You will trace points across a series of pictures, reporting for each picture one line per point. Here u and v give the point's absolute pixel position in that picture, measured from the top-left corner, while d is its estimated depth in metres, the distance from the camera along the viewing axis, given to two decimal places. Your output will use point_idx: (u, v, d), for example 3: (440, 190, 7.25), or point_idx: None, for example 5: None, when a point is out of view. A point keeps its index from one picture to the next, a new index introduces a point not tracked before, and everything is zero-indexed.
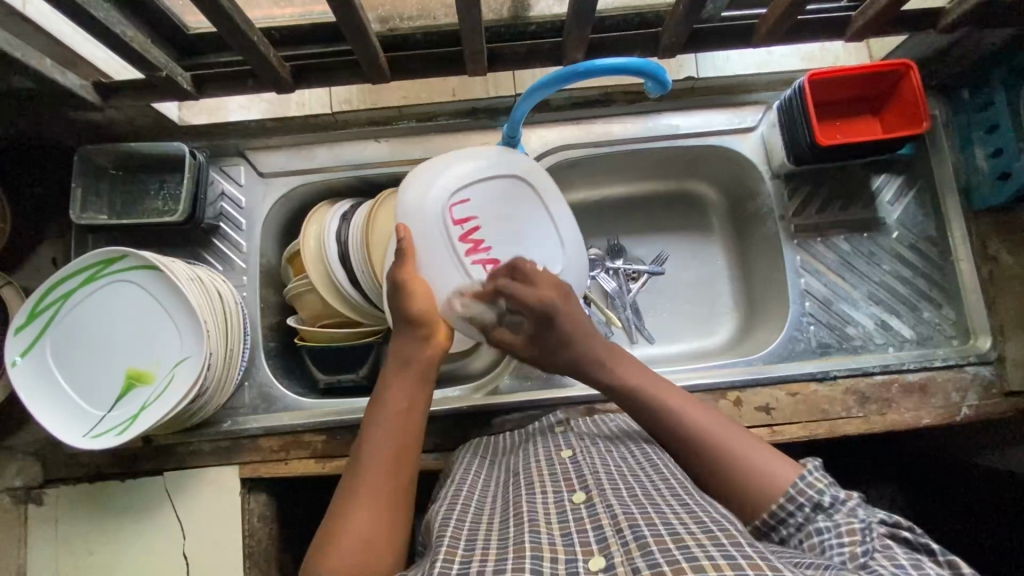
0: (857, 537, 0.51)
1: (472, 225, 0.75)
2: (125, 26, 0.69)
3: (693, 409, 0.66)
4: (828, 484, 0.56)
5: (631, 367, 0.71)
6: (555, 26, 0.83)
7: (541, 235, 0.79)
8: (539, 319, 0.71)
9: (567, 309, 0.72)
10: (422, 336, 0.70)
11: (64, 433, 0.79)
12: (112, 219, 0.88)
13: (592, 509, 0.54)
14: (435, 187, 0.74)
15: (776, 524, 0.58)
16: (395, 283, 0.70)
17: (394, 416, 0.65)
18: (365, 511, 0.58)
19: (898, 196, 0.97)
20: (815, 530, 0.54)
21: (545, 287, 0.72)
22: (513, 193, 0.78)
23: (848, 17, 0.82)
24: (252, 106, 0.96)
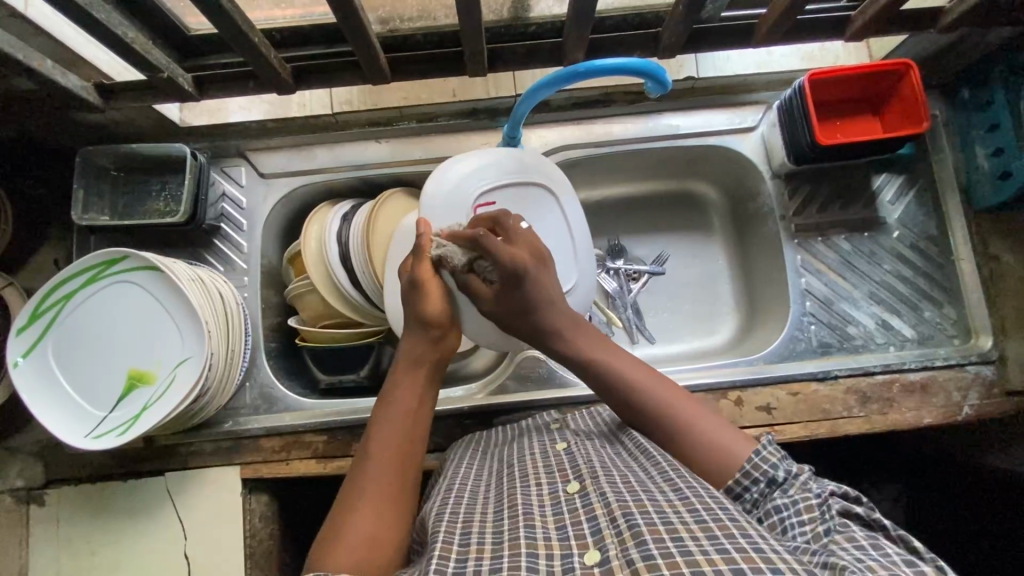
0: (814, 513, 0.51)
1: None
2: (125, 27, 0.69)
3: (656, 383, 0.64)
4: (781, 458, 0.57)
5: (595, 339, 0.68)
6: (555, 26, 0.83)
7: (560, 243, 0.80)
8: (510, 280, 0.66)
9: (539, 273, 0.68)
10: (433, 336, 0.68)
11: (66, 434, 0.79)
12: (114, 220, 0.88)
13: (586, 498, 0.54)
14: (465, 187, 0.75)
15: (736, 499, 0.57)
16: (412, 282, 0.70)
17: (401, 416, 0.63)
18: (369, 512, 0.56)
19: (900, 195, 0.97)
20: (772, 508, 0.54)
21: (519, 249, 0.68)
22: (536, 199, 0.79)
23: (848, 16, 0.82)
24: (252, 107, 0.96)
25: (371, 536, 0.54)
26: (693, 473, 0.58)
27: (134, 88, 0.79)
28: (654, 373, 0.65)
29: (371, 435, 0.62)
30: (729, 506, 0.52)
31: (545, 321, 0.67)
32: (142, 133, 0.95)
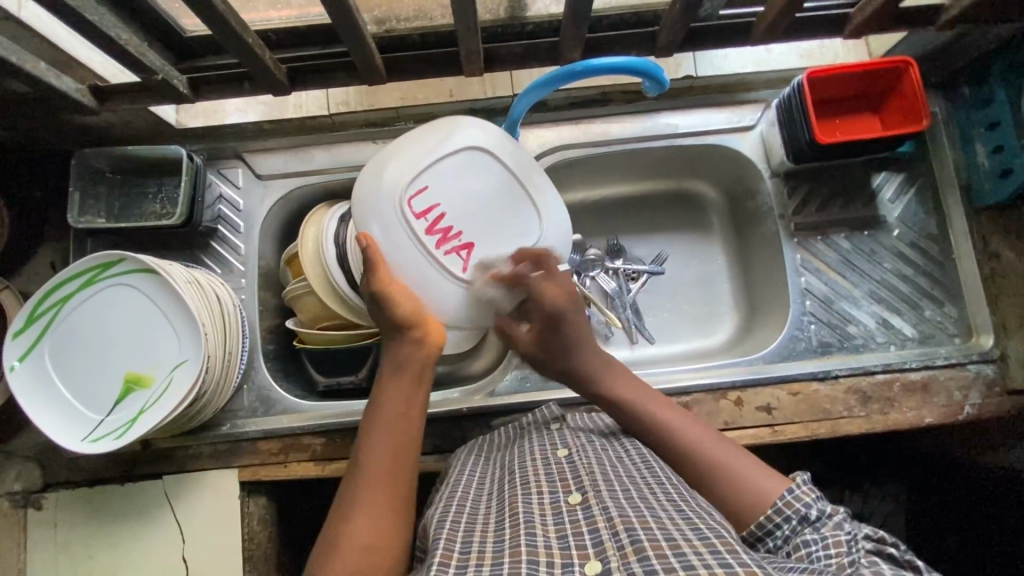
0: (843, 548, 0.51)
1: (437, 214, 0.73)
2: (120, 28, 0.69)
3: (684, 423, 0.68)
4: (816, 498, 0.57)
5: (622, 378, 0.74)
6: (552, 25, 0.83)
7: (509, 207, 0.77)
8: (549, 323, 0.76)
9: (575, 315, 0.76)
10: (414, 340, 0.69)
11: (64, 438, 0.78)
12: (111, 222, 0.88)
13: (588, 511, 0.53)
14: (392, 181, 0.72)
15: (763, 535, 0.58)
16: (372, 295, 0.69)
17: (393, 420, 0.65)
18: (371, 518, 0.58)
19: (899, 194, 0.96)
20: (802, 542, 0.54)
21: (560, 290, 0.76)
22: (475, 169, 0.76)
23: (846, 13, 0.82)
24: (249, 108, 0.98)
25: (373, 541, 0.56)
26: (690, 494, 0.58)
27: (130, 90, 0.79)
28: (677, 412, 0.70)
29: (365, 442, 0.64)
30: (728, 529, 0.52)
31: (575, 362, 0.75)
32: (139, 135, 0.94)
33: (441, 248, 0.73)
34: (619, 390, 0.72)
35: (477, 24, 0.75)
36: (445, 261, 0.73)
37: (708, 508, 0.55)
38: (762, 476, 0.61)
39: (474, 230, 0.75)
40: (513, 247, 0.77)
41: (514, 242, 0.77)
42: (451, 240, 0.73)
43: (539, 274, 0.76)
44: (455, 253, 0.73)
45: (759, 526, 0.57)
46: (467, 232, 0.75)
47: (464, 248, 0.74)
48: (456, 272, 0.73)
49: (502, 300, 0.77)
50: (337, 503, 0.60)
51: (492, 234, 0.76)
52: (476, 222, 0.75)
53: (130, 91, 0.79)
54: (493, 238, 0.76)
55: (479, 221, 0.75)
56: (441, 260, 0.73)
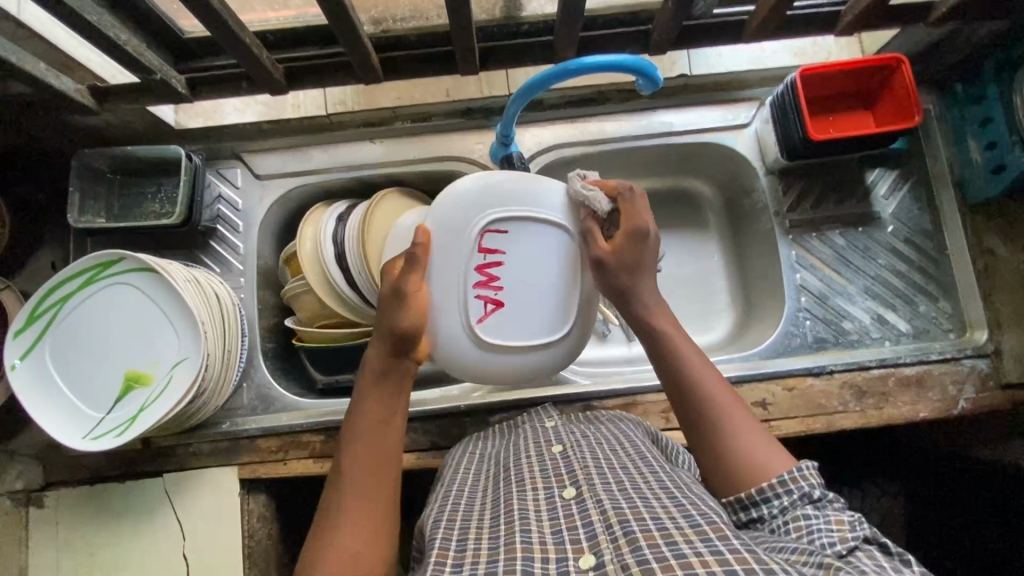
0: (845, 526, 0.52)
1: (494, 260, 0.71)
2: (118, 29, 0.70)
3: (715, 382, 0.66)
4: (820, 481, 0.57)
5: (671, 319, 0.71)
6: (547, 25, 0.83)
7: (561, 292, 0.73)
8: (635, 234, 0.69)
9: (654, 241, 0.72)
10: (400, 347, 0.67)
11: (63, 436, 0.79)
12: (110, 222, 0.89)
13: (582, 504, 0.54)
14: (484, 209, 0.70)
15: (759, 501, 0.57)
16: (396, 291, 0.67)
17: (375, 428, 0.64)
18: (354, 527, 0.56)
19: (893, 190, 0.97)
20: (801, 515, 0.54)
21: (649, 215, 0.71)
22: (556, 249, 0.72)
23: (838, 11, 0.83)
24: (246, 108, 0.98)
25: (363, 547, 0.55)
26: (686, 487, 0.58)
27: (128, 91, 0.80)
28: (712, 370, 0.68)
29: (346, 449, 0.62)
30: (720, 515, 0.52)
31: (643, 284, 0.71)
32: (138, 135, 0.95)
33: (475, 288, 0.70)
34: (667, 330, 0.70)
35: (472, 24, 0.76)
36: (469, 302, 0.70)
37: (700, 499, 0.55)
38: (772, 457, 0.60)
39: (514, 295, 0.72)
40: (537, 329, 0.73)
41: (541, 324, 0.73)
42: (488, 289, 0.71)
43: (631, 191, 0.71)
44: (480, 301, 0.71)
45: (759, 489, 0.57)
46: (507, 293, 0.72)
47: (493, 303, 0.71)
48: (470, 320, 0.71)
49: (596, 205, 0.71)
50: (320, 512, 0.59)
51: (528, 309, 0.72)
52: (520, 289, 0.72)
53: (128, 92, 0.80)
54: (524, 310, 0.72)
55: (525, 287, 0.72)
56: (467, 302, 0.70)
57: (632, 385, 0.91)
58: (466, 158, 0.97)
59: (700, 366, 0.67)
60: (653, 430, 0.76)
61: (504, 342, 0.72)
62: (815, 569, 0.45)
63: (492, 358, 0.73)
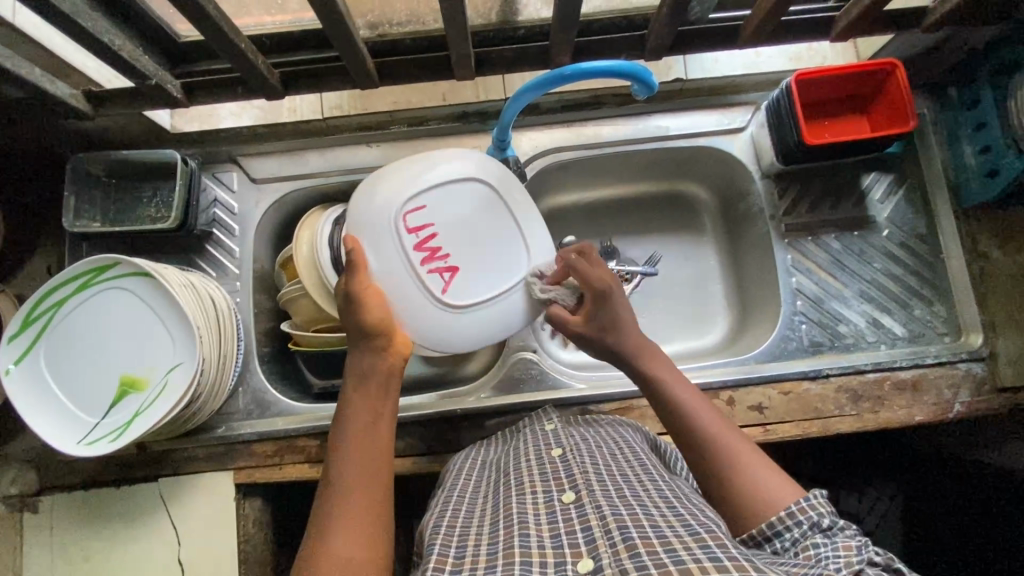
0: (853, 550, 0.52)
1: (428, 234, 0.74)
2: (114, 34, 0.70)
3: (711, 415, 0.67)
4: (829, 509, 0.57)
5: (660, 361, 0.73)
6: (542, 29, 0.83)
7: (504, 240, 0.79)
8: (598, 298, 0.74)
9: (623, 296, 0.76)
10: (376, 346, 0.69)
11: (58, 442, 0.79)
12: (106, 226, 0.89)
13: (581, 510, 0.54)
14: (395, 191, 0.74)
15: (771, 535, 0.58)
16: (349, 298, 0.69)
17: (363, 428, 0.64)
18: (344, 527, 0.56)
19: (888, 194, 0.97)
20: (811, 543, 0.55)
21: (605, 271, 0.76)
22: (471, 198, 0.77)
23: (833, 16, 0.83)
24: (242, 113, 0.97)
25: (353, 545, 0.55)
26: (686, 494, 0.58)
27: (124, 95, 0.80)
28: (707, 404, 0.69)
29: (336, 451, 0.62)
30: (719, 524, 0.52)
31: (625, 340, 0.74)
32: (134, 139, 0.95)
33: (425, 266, 0.74)
34: (658, 371, 0.72)
35: (467, 29, 0.76)
36: (426, 279, 0.73)
37: (700, 507, 0.55)
38: (778, 484, 0.61)
39: (461, 256, 0.76)
40: (496, 281, 0.78)
41: (499, 275, 0.78)
42: (437, 261, 0.75)
43: (586, 258, 0.77)
44: (437, 274, 0.74)
45: (770, 525, 0.58)
46: (454, 257, 0.76)
47: (449, 271, 0.75)
48: (435, 292, 0.74)
49: (561, 295, 0.78)
50: (312, 515, 0.58)
51: (479, 263, 0.77)
52: (464, 250, 0.77)
53: (124, 96, 0.80)
54: (477, 264, 0.77)
55: (467, 249, 0.77)
56: (424, 280, 0.73)
57: (628, 389, 0.91)
58: None
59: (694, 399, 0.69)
60: (653, 437, 0.76)
61: (476, 304, 0.76)
62: None
63: (473, 324, 0.77)
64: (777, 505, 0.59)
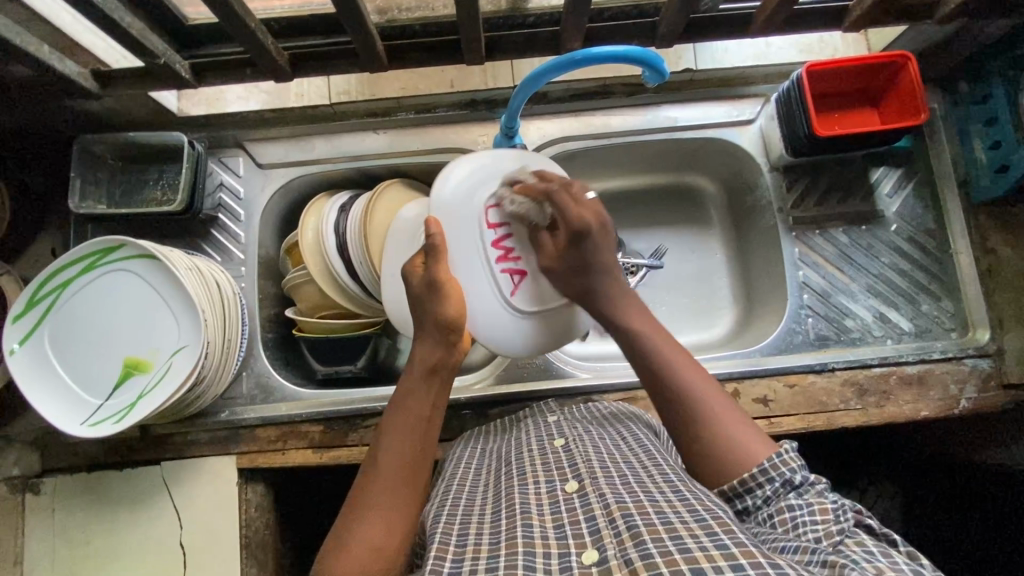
0: (830, 516, 0.52)
1: (505, 233, 0.74)
2: (123, 12, 0.69)
3: (690, 369, 0.63)
4: (801, 465, 0.57)
5: (640, 311, 0.70)
6: (553, 17, 0.83)
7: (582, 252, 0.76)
8: (573, 238, 0.70)
9: (602, 236, 0.71)
10: (450, 339, 0.67)
11: (61, 422, 0.79)
12: (111, 208, 0.88)
13: (584, 499, 0.53)
14: (478, 189, 0.73)
15: (744, 492, 0.57)
16: (429, 283, 0.68)
17: (413, 425, 0.62)
18: (377, 522, 0.55)
19: (898, 188, 0.97)
20: (786, 506, 0.54)
21: (586, 209, 0.71)
22: None
23: (846, 7, 0.82)
24: (250, 96, 0.97)
25: (385, 540, 0.54)
26: (692, 478, 0.58)
27: (131, 77, 0.79)
28: (694, 364, 0.64)
29: (382, 442, 0.61)
30: (727, 511, 0.52)
31: (599, 283, 0.70)
32: (141, 122, 0.95)
33: (498, 264, 0.73)
34: (630, 322, 0.69)
35: (478, 14, 0.75)
36: (498, 277, 0.72)
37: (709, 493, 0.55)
38: (751, 439, 0.59)
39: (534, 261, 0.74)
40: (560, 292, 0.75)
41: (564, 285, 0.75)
42: (509, 260, 0.73)
43: (569, 193, 0.71)
44: (508, 274, 0.73)
45: (741, 483, 0.57)
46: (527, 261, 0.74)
47: (519, 273, 0.73)
48: (505, 293, 0.73)
49: (531, 215, 0.73)
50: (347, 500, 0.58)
51: None
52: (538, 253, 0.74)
53: (132, 76, 0.79)
54: None
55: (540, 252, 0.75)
56: (495, 278, 0.72)
57: (633, 379, 0.91)
58: (470, 149, 0.96)
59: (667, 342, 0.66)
60: (655, 427, 0.74)
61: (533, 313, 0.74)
62: (819, 567, 0.45)
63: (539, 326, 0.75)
64: (749, 460, 0.58)
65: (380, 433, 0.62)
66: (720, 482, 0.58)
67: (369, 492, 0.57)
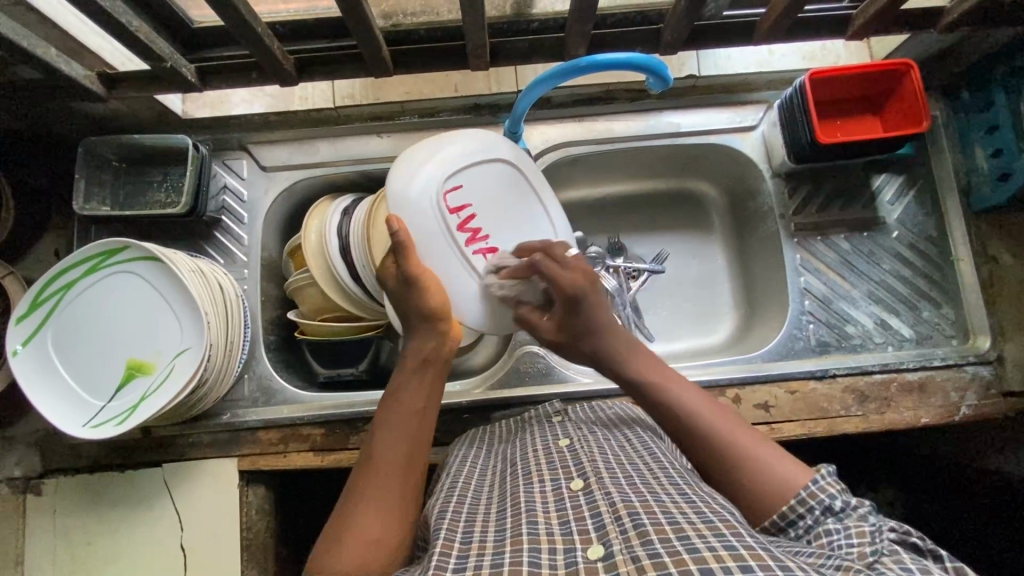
0: (867, 539, 0.50)
1: (468, 215, 0.76)
2: (131, 16, 0.70)
3: (716, 414, 0.62)
4: (840, 489, 0.55)
5: (649, 359, 0.69)
6: (558, 22, 0.83)
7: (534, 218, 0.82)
8: (568, 304, 0.72)
9: (596, 295, 0.72)
10: (438, 329, 0.68)
11: (63, 424, 0.79)
12: (115, 210, 0.89)
13: (589, 496, 0.54)
14: (432, 178, 0.73)
15: (785, 526, 0.56)
16: (406, 279, 0.68)
17: (407, 418, 0.62)
18: (374, 514, 0.55)
19: (899, 196, 0.97)
20: (825, 531, 0.53)
21: (575, 273, 0.73)
22: (501, 177, 0.80)
23: (850, 15, 0.83)
24: (254, 99, 0.97)
25: (381, 533, 0.54)
26: (696, 481, 0.58)
27: (137, 79, 0.80)
28: (720, 411, 0.63)
29: (377, 435, 0.61)
30: (734, 513, 0.52)
31: (605, 342, 0.71)
32: (145, 124, 0.95)
33: (469, 247, 0.76)
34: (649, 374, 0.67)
35: (483, 20, 0.76)
36: (473, 260, 0.76)
37: (713, 495, 0.55)
38: (786, 465, 0.58)
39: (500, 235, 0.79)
40: None
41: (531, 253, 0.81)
42: (479, 241, 0.77)
43: (553, 259, 0.74)
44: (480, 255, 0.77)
45: (782, 515, 0.55)
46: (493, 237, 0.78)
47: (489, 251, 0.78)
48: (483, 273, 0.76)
49: (523, 294, 0.76)
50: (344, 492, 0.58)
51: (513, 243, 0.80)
52: (499, 227, 0.79)
53: (138, 79, 0.80)
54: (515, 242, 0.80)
55: (500, 225, 0.79)
56: (470, 261, 0.75)
57: None
58: None
59: (683, 389, 0.65)
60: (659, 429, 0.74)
61: None
62: (833, 570, 0.45)
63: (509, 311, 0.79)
64: (787, 490, 0.56)
65: (375, 426, 0.63)
66: (761, 517, 0.56)
67: (365, 485, 0.58)
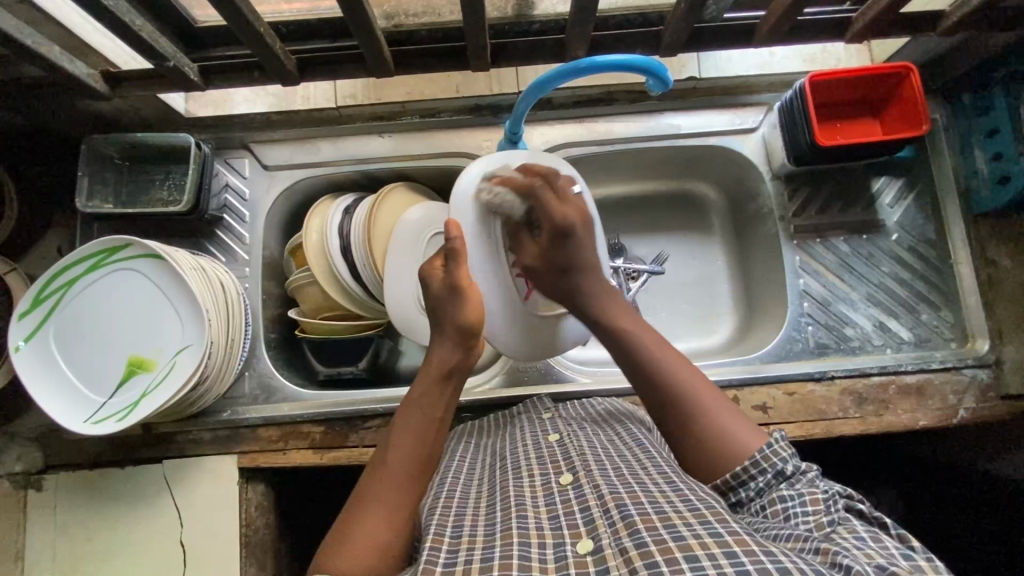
0: (822, 506, 0.52)
1: None
2: (133, 15, 0.70)
3: (680, 362, 0.63)
4: (792, 453, 0.56)
5: (620, 307, 0.70)
6: (559, 24, 0.84)
7: None
8: (556, 235, 0.72)
9: (585, 234, 0.73)
10: (463, 342, 0.68)
11: (64, 419, 0.79)
12: (117, 208, 0.89)
13: (578, 490, 0.54)
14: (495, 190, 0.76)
15: (736, 486, 0.57)
16: (451, 286, 0.70)
17: (422, 426, 0.62)
18: (381, 517, 0.55)
19: (898, 199, 0.97)
20: (778, 497, 0.54)
21: (570, 207, 0.73)
22: None
23: (849, 18, 0.83)
24: (257, 98, 0.97)
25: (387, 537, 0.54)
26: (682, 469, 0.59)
27: (140, 77, 0.80)
28: (683, 361, 0.64)
29: (392, 439, 0.61)
30: (720, 501, 0.52)
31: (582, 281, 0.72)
32: (148, 123, 0.95)
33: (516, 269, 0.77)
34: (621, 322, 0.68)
35: (485, 21, 0.76)
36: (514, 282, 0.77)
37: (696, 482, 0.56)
38: (744, 432, 0.59)
39: None
40: None
41: None
42: None
43: (552, 188, 0.74)
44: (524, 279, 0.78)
45: (734, 475, 0.56)
46: None
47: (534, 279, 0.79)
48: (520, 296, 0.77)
49: (510, 207, 0.75)
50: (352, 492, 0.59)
51: None
52: None
53: (140, 77, 0.80)
54: None
55: None
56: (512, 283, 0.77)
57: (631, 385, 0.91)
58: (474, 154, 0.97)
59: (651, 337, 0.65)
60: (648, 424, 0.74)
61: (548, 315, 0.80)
62: (811, 553, 0.46)
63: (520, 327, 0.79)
64: (742, 452, 0.57)
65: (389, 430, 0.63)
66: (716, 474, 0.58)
67: (374, 487, 0.58)
